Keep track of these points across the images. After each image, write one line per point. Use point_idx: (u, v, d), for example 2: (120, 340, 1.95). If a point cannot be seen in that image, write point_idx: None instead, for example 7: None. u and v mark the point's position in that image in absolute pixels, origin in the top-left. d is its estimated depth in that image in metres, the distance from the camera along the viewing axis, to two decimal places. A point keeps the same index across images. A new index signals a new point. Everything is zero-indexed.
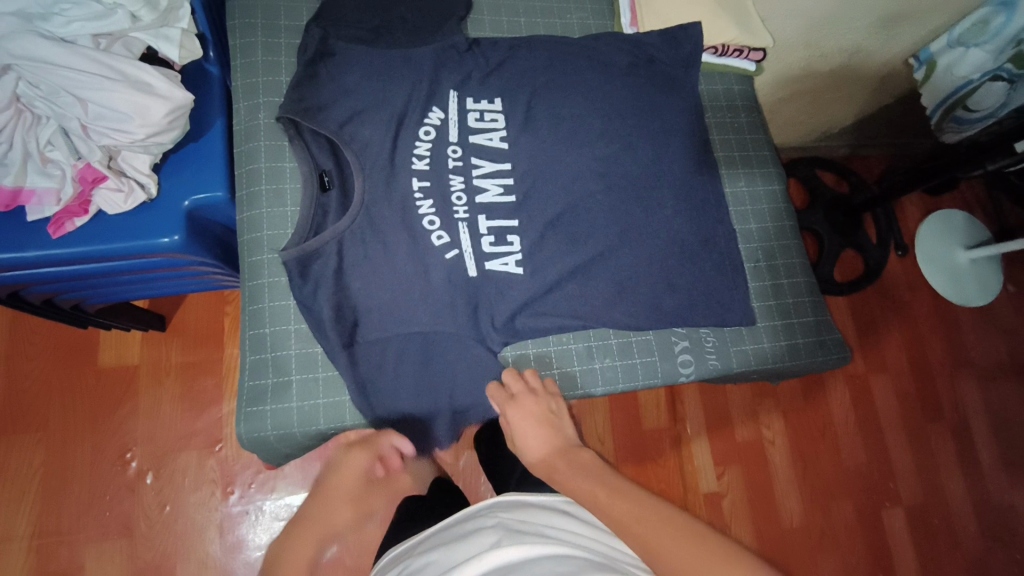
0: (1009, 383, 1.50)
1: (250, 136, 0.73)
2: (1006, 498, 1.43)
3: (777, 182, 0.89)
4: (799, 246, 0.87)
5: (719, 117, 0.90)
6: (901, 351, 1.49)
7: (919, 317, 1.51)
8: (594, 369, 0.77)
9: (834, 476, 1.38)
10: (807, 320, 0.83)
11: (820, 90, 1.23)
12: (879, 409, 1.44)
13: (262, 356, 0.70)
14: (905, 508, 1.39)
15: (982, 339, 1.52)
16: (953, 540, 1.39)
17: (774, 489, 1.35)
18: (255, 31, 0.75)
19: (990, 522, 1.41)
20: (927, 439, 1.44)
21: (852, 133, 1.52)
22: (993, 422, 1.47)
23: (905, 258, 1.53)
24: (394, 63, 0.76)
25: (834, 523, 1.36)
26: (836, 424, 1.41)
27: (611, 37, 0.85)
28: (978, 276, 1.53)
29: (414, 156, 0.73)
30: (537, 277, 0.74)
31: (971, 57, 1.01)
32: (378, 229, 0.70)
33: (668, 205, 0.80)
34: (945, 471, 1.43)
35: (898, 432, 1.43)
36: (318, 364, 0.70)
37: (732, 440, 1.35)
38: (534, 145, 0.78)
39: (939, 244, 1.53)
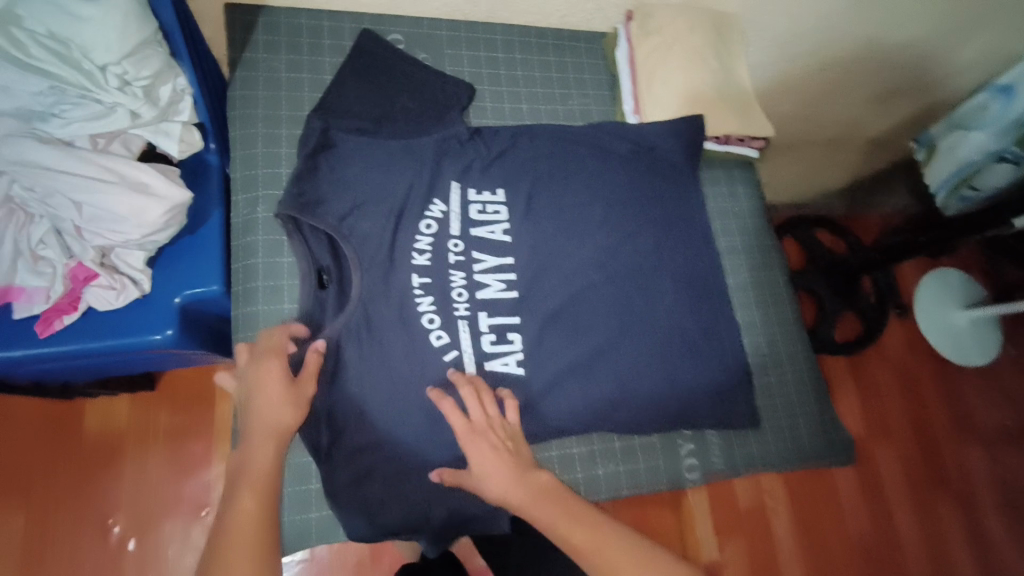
0: (1012, 450, 1.47)
1: (249, 230, 0.71)
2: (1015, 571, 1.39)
3: (778, 270, 0.89)
4: (803, 336, 0.87)
5: (719, 203, 0.90)
6: (904, 416, 1.46)
7: (921, 381, 1.50)
8: (597, 475, 0.75)
9: (839, 548, 1.34)
10: (811, 415, 0.82)
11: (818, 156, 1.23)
12: (883, 477, 1.41)
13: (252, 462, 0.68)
14: None
15: (984, 403, 1.50)
16: None
17: (778, 563, 1.30)
18: (256, 123, 0.75)
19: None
20: (932, 509, 1.40)
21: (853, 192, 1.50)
22: (998, 490, 1.44)
23: (906, 321, 1.54)
24: (396, 153, 0.75)
25: None
26: (840, 492, 1.38)
27: (613, 125, 0.85)
28: (978, 337, 1.51)
29: (414, 250, 0.73)
30: (537, 376, 0.74)
31: (971, 140, 1.03)
32: (374, 328, 0.70)
33: (669, 295, 0.81)
34: (953, 543, 1.39)
35: (904, 501, 1.40)
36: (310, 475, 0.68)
37: (734, 510, 1.32)
38: (535, 235, 0.78)
39: (937, 304, 1.51)
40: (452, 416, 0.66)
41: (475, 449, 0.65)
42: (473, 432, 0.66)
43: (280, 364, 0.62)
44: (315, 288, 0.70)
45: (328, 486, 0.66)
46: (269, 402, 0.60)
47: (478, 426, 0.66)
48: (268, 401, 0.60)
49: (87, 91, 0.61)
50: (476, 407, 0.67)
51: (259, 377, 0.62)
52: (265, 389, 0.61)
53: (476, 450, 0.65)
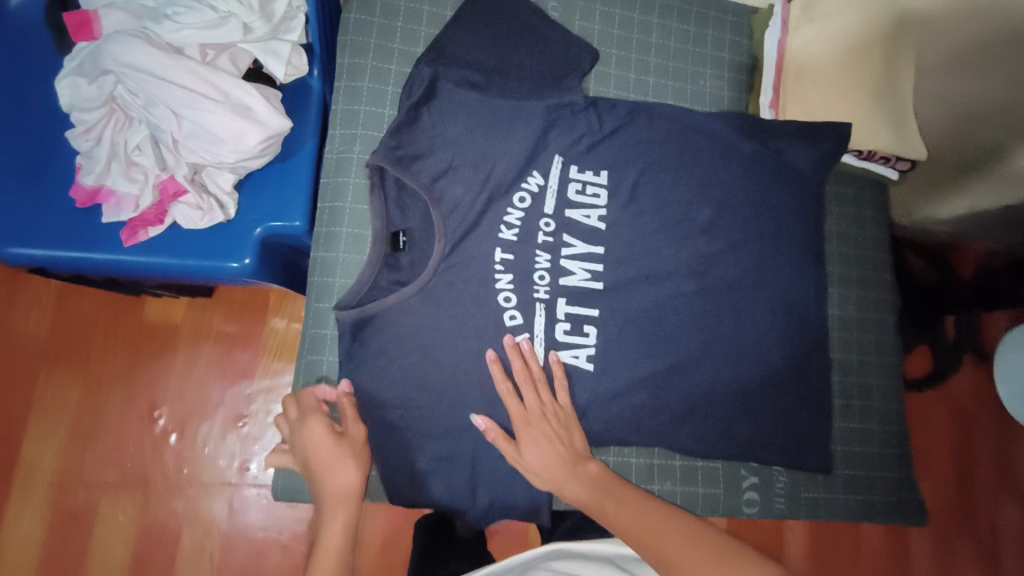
0: None
1: (341, 170, 0.67)
2: None
3: (889, 313, 0.80)
4: (900, 390, 0.79)
5: (842, 225, 0.80)
6: (949, 462, 1.40)
7: (980, 432, 1.41)
8: (651, 489, 0.72)
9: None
10: (891, 477, 0.76)
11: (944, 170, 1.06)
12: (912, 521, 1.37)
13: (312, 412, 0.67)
14: None
15: None
16: None
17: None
18: (366, 53, 0.69)
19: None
20: (956, 561, 1.36)
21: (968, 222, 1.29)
22: None
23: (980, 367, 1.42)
24: (502, 115, 0.70)
25: None
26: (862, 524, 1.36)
27: (741, 120, 0.77)
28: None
29: (503, 224, 0.69)
30: (608, 377, 0.69)
31: None
32: (445, 300, 0.66)
33: (765, 319, 0.74)
34: None
35: (926, 547, 1.37)
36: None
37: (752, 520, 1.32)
38: (634, 230, 0.73)
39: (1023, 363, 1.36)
40: (509, 401, 0.65)
41: (534, 430, 0.65)
42: (527, 416, 0.65)
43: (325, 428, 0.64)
44: (388, 252, 0.66)
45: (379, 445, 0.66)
46: (327, 463, 0.64)
47: (533, 414, 0.65)
48: (324, 460, 0.64)
49: None
50: (531, 394, 0.66)
51: (311, 432, 0.64)
52: (317, 449, 0.64)
53: (534, 438, 0.65)
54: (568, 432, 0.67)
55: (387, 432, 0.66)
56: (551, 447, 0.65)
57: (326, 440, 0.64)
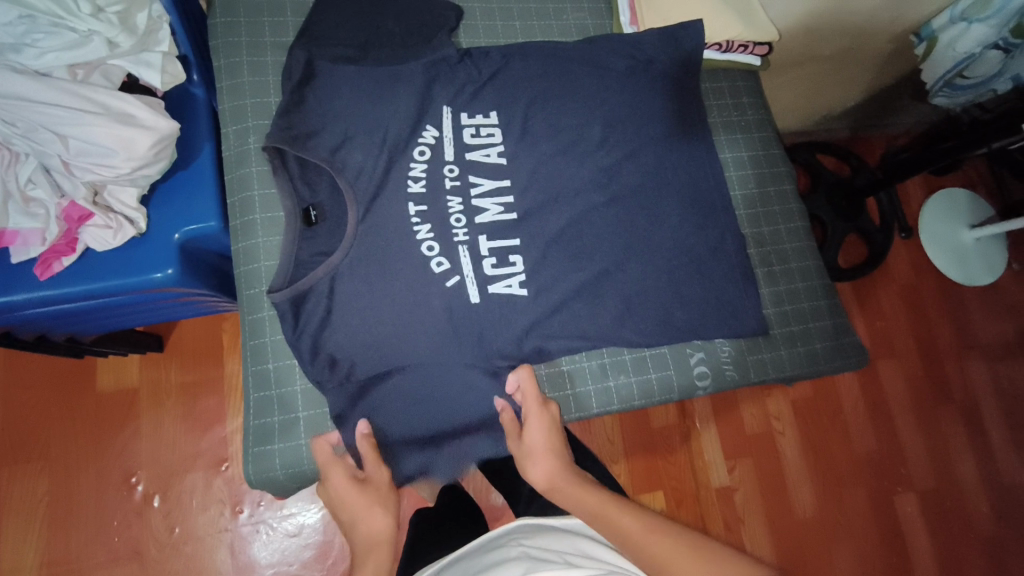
0: (1015, 364, 1.53)
1: (242, 163, 0.69)
2: (1014, 478, 1.47)
3: (788, 182, 0.86)
4: (814, 246, 0.85)
5: (725, 115, 0.87)
6: (907, 335, 1.51)
7: (926, 301, 1.53)
8: (609, 387, 0.76)
9: (845, 463, 1.42)
10: (825, 325, 0.81)
11: (819, 75, 1.23)
12: (889, 397, 1.47)
13: (266, 393, 0.68)
14: (917, 492, 1.44)
15: (987, 320, 1.55)
16: (963, 518, 1.44)
17: (785, 481, 1.38)
18: (240, 51, 0.71)
19: (996, 495, 1.46)
20: (937, 424, 1.47)
21: (857, 115, 1.48)
22: (1000, 401, 1.51)
23: (909, 242, 1.54)
24: (383, 81, 0.73)
25: (846, 511, 1.39)
26: (845, 411, 1.44)
27: (608, 42, 0.83)
28: (983, 254, 1.54)
29: (409, 179, 0.72)
30: (543, 298, 0.72)
31: (972, 34, 0.92)
32: (371, 261, 0.68)
33: (674, 213, 0.79)
34: (955, 453, 1.47)
35: (908, 417, 1.46)
36: (318, 401, 0.68)
37: (742, 433, 1.38)
38: (533, 157, 0.77)
39: (945, 225, 1.55)
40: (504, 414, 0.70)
41: (536, 416, 0.69)
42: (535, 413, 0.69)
43: (345, 479, 0.64)
44: (303, 227, 0.68)
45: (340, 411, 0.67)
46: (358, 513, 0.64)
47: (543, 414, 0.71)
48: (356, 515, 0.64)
49: (59, 19, 0.58)
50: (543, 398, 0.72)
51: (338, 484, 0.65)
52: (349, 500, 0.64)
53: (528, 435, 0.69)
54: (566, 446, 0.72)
55: (349, 397, 0.67)
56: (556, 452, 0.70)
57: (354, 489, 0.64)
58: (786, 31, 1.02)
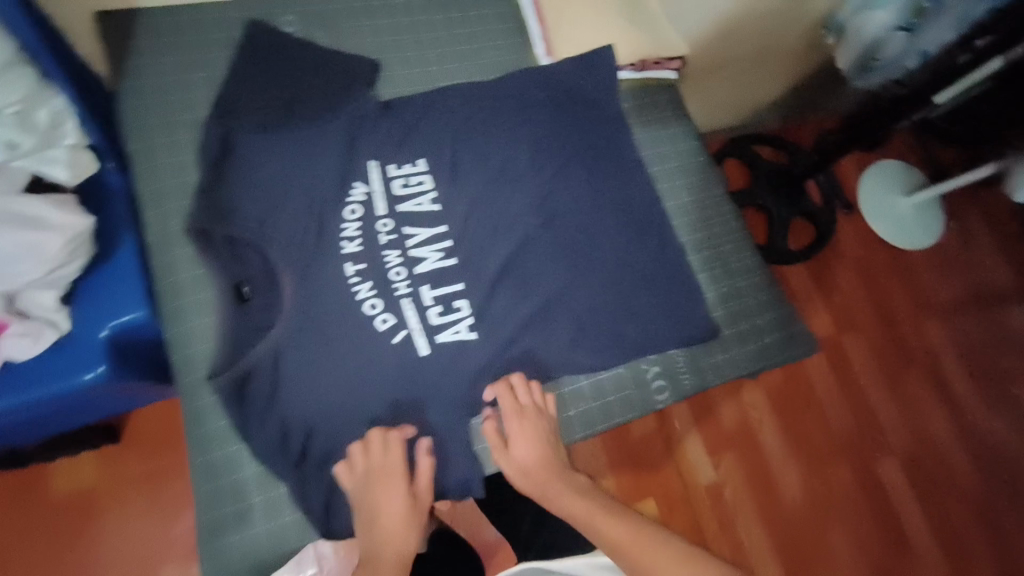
0: (971, 320, 1.55)
1: (167, 246, 0.68)
2: (993, 433, 1.46)
3: (717, 185, 0.89)
4: (752, 244, 0.87)
5: (649, 129, 0.89)
6: (866, 306, 1.52)
7: (879, 270, 1.55)
8: (570, 416, 0.75)
9: (827, 443, 1.40)
10: (772, 318, 0.83)
11: (744, 72, 1.28)
12: (859, 370, 1.46)
13: (218, 484, 0.63)
14: (902, 462, 1.41)
15: (938, 280, 1.57)
16: (951, 483, 1.41)
17: (770, 469, 1.36)
18: (152, 133, 0.70)
19: (976, 451, 1.44)
20: (910, 390, 1.47)
21: (784, 105, 1.53)
22: (965, 358, 1.52)
23: (852, 218, 1.59)
24: (303, 144, 0.73)
25: (835, 491, 1.37)
26: (818, 391, 1.44)
27: (525, 74, 0.84)
28: (922, 219, 1.59)
29: (343, 239, 0.71)
30: (493, 338, 0.72)
31: (876, 20, 0.97)
32: (314, 329, 0.67)
33: (612, 232, 0.80)
34: (932, 417, 1.45)
35: (881, 388, 1.46)
36: (272, 482, 0.64)
37: (721, 428, 1.37)
38: (466, 198, 0.77)
39: (882, 197, 1.59)
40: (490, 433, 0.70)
41: (518, 431, 0.69)
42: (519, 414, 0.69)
43: (404, 489, 0.64)
44: (237, 304, 0.67)
45: (297, 490, 0.63)
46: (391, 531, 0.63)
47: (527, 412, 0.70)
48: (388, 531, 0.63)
49: None
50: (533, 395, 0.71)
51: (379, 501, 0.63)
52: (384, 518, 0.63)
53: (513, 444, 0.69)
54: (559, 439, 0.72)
55: (302, 476, 0.64)
56: (547, 453, 0.70)
57: (398, 506, 0.64)
58: (697, 41, 1.06)
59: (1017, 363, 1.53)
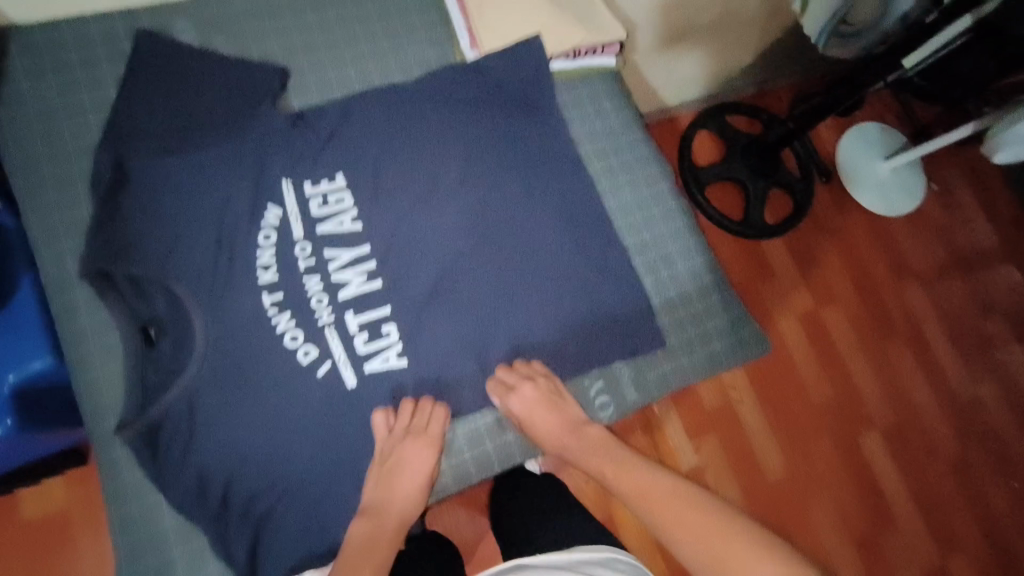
0: (949, 283, 1.50)
1: (65, 290, 0.64)
2: (970, 395, 1.43)
3: (662, 181, 0.84)
4: (700, 243, 0.83)
5: (587, 125, 0.83)
6: (844, 276, 1.46)
7: (856, 239, 1.50)
8: (490, 451, 0.72)
9: (807, 417, 1.35)
10: (722, 322, 0.80)
11: (705, 37, 1.22)
12: (837, 341, 1.41)
13: (136, 536, 0.61)
14: (882, 430, 1.37)
15: (916, 244, 1.52)
16: (930, 447, 1.38)
17: (752, 447, 1.31)
18: (40, 168, 0.66)
19: (956, 416, 1.41)
20: (888, 358, 1.42)
21: (756, 69, 1.45)
22: (942, 321, 1.47)
23: (831, 186, 1.52)
24: (206, 168, 0.68)
25: (817, 464, 1.32)
26: (798, 365, 1.38)
27: (451, 75, 0.78)
28: (902, 185, 1.52)
29: (258, 268, 0.67)
30: (425, 364, 0.69)
31: None
32: (231, 368, 0.63)
33: (552, 240, 0.76)
34: (911, 384, 1.41)
35: (860, 357, 1.41)
36: (192, 532, 0.61)
37: (701, 410, 1.32)
38: (390, 215, 0.72)
39: (861, 162, 1.52)
40: (495, 394, 0.70)
41: (530, 405, 0.69)
42: (528, 381, 0.70)
43: (434, 457, 0.66)
44: (144, 348, 0.64)
45: (218, 538, 0.61)
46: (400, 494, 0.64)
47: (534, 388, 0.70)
48: (398, 491, 0.64)
49: None
50: (532, 368, 0.71)
51: (407, 460, 0.65)
52: (405, 478, 0.65)
53: (535, 403, 0.69)
54: (565, 399, 0.71)
55: (224, 524, 0.61)
56: (557, 414, 0.70)
57: (424, 467, 0.66)
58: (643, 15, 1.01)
59: (998, 325, 1.49)
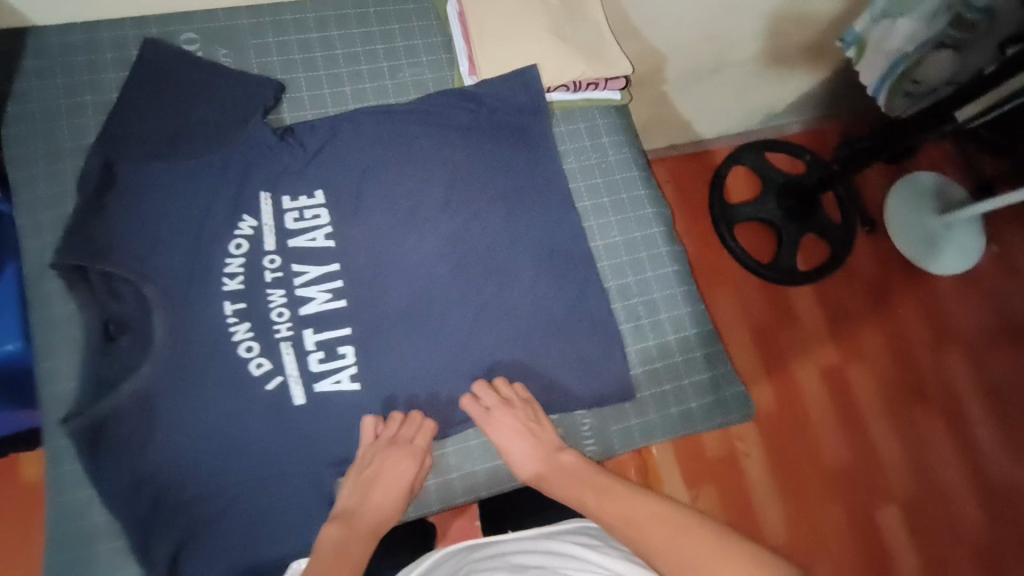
0: (999, 353, 1.36)
1: (40, 279, 0.67)
2: (1009, 480, 1.28)
3: (655, 224, 0.80)
4: (688, 292, 0.78)
5: (581, 159, 0.81)
6: (879, 334, 1.34)
7: (898, 295, 1.37)
8: (452, 481, 0.70)
9: (818, 479, 1.23)
10: (702, 379, 0.75)
11: (747, 77, 1.16)
12: (862, 401, 1.29)
13: (69, 527, 0.62)
14: (903, 504, 1.24)
15: (965, 308, 1.38)
16: (957, 532, 1.23)
17: (753, 503, 1.20)
18: (35, 162, 0.70)
19: (990, 500, 1.26)
20: (918, 426, 1.29)
21: (799, 108, 1.36)
22: (985, 395, 1.33)
23: (875, 236, 1.39)
24: (187, 173, 0.69)
25: (824, 533, 1.20)
26: (815, 422, 1.27)
27: (445, 98, 0.77)
28: (957, 242, 1.39)
29: (225, 275, 0.67)
30: (377, 390, 0.67)
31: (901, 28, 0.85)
32: (183, 373, 0.64)
33: (528, 275, 0.73)
34: (941, 458, 1.28)
35: (885, 422, 1.28)
36: (119, 530, 0.62)
37: (702, 456, 1.22)
38: (365, 235, 0.71)
39: (910, 214, 1.39)
40: (473, 411, 0.65)
41: (505, 425, 0.64)
42: (508, 409, 0.65)
43: (416, 469, 0.63)
44: (103, 343, 0.65)
45: (142, 543, 0.61)
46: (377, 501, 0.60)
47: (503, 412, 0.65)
48: (378, 496, 0.60)
49: None
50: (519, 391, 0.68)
51: (385, 469, 0.62)
52: (379, 486, 0.61)
53: (505, 428, 0.64)
54: (544, 427, 0.65)
55: (151, 528, 0.61)
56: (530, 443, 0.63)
57: (403, 478, 0.62)
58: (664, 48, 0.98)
59: None
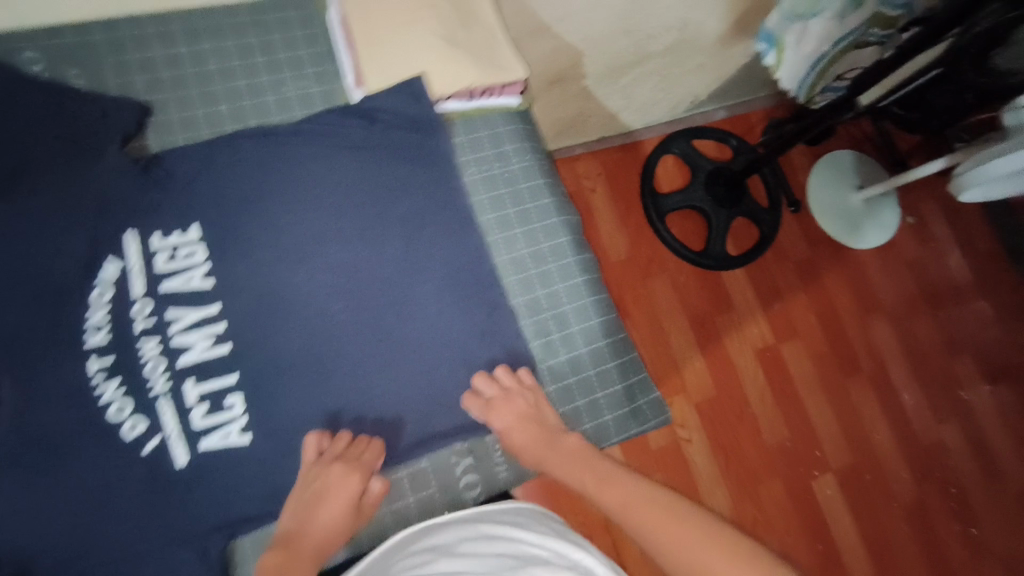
0: (920, 319, 1.40)
1: None
2: (933, 437, 1.33)
3: (563, 234, 0.77)
4: (599, 302, 0.76)
5: (483, 170, 0.77)
6: (809, 312, 1.36)
7: (825, 274, 1.39)
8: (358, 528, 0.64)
9: (758, 457, 1.25)
10: (616, 392, 0.73)
11: (665, 69, 1.13)
12: (795, 378, 1.32)
13: None
14: (837, 473, 1.28)
15: (890, 279, 1.42)
16: (887, 492, 1.28)
17: (698, 489, 1.21)
18: None
19: (917, 460, 1.31)
20: (848, 397, 1.33)
21: (720, 96, 1.36)
22: (908, 359, 1.38)
23: (801, 216, 1.41)
24: (31, 213, 0.61)
25: (766, 510, 1.23)
26: (752, 404, 1.28)
27: (330, 114, 0.72)
28: (875, 217, 1.42)
29: (87, 329, 0.61)
30: (269, 440, 0.62)
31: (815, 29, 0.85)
32: (44, 440, 0.58)
33: (432, 300, 0.69)
34: (870, 425, 1.32)
35: (818, 396, 1.32)
36: None
37: (647, 449, 1.22)
38: (247, 270, 0.66)
39: (831, 192, 1.41)
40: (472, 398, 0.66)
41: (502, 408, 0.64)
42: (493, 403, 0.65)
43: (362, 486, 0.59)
44: None
45: None
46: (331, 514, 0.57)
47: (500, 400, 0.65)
48: (328, 508, 0.57)
49: None
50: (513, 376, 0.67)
51: (333, 484, 0.58)
52: (332, 500, 0.58)
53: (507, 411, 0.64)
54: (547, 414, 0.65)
55: None
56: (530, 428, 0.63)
57: (348, 497, 0.58)
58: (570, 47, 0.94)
59: (969, 364, 1.39)
